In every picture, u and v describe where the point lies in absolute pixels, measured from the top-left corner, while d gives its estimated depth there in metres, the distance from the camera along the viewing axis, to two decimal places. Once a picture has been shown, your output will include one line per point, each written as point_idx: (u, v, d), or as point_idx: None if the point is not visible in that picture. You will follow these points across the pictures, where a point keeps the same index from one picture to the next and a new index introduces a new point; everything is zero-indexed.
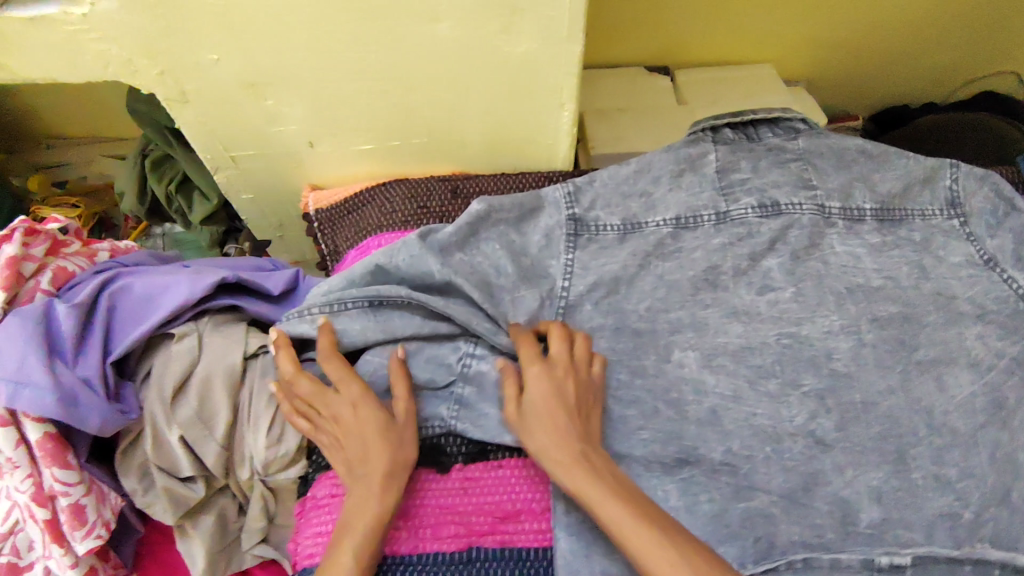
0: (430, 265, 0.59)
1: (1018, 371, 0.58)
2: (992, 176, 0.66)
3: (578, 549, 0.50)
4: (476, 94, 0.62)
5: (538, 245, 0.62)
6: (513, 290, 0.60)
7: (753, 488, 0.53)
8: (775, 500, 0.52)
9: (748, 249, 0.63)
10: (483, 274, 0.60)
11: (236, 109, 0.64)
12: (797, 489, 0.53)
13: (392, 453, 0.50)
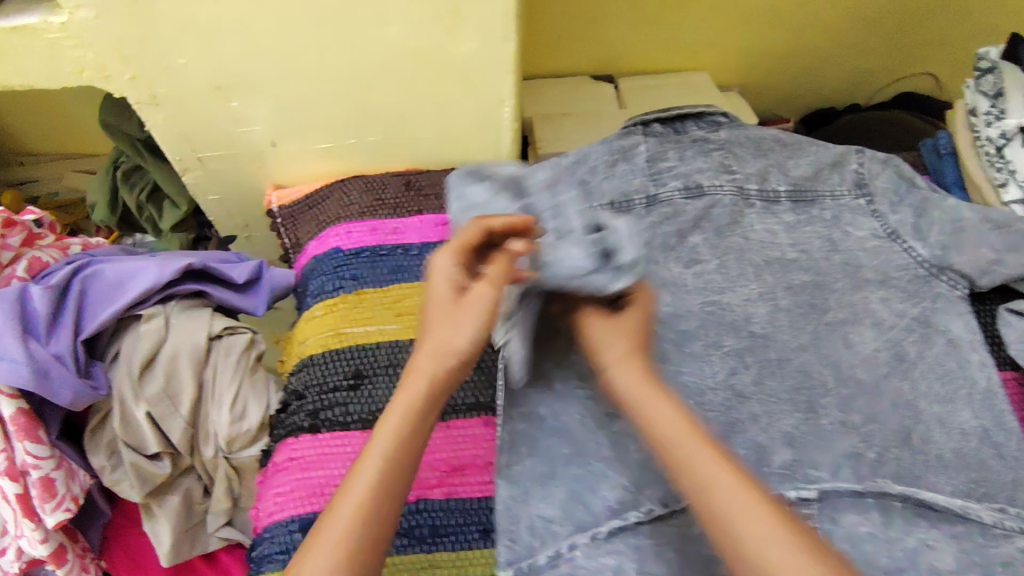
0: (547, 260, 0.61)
1: (917, 329, 0.64)
2: (894, 159, 0.73)
3: (517, 493, 0.56)
4: (424, 93, 0.67)
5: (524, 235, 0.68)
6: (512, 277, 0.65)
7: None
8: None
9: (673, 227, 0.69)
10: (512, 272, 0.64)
11: (203, 110, 0.69)
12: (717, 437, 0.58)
13: (431, 336, 0.48)
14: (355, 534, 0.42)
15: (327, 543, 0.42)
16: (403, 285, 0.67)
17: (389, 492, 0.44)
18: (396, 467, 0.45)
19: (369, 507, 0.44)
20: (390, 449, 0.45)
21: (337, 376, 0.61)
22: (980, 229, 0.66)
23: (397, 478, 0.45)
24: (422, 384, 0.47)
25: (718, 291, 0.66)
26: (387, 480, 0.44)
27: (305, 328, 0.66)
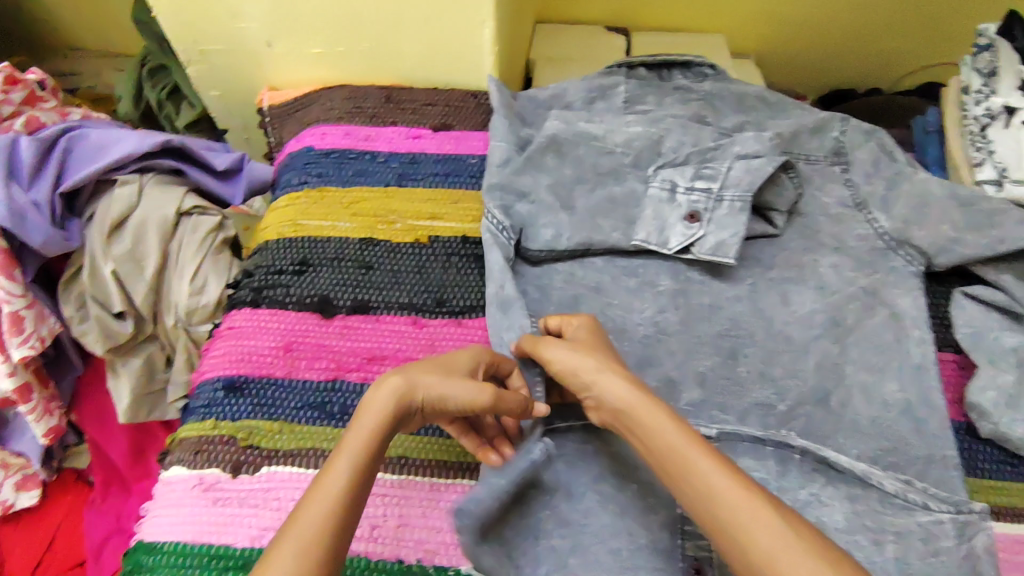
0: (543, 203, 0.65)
1: (863, 298, 0.63)
2: (878, 131, 0.71)
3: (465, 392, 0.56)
4: (409, 6, 0.69)
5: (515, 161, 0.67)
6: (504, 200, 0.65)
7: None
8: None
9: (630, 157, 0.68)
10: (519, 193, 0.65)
11: (204, 2, 0.73)
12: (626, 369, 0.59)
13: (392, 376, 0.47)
14: (308, 556, 0.38)
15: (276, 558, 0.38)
16: (363, 187, 0.70)
17: (337, 516, 0.40)
18: (353, 490, 0.42)
19: (320, 530, 0.39)
20: (356, 460, 0.43)
21: (284, 260, 0.65)
22: (944, 205, 0.63)
23: (354, 501, 0.41)
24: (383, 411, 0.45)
25: (660, 233, 0.65)
26: (343, 497, 0.41)
27: (268, 217, 0.70)
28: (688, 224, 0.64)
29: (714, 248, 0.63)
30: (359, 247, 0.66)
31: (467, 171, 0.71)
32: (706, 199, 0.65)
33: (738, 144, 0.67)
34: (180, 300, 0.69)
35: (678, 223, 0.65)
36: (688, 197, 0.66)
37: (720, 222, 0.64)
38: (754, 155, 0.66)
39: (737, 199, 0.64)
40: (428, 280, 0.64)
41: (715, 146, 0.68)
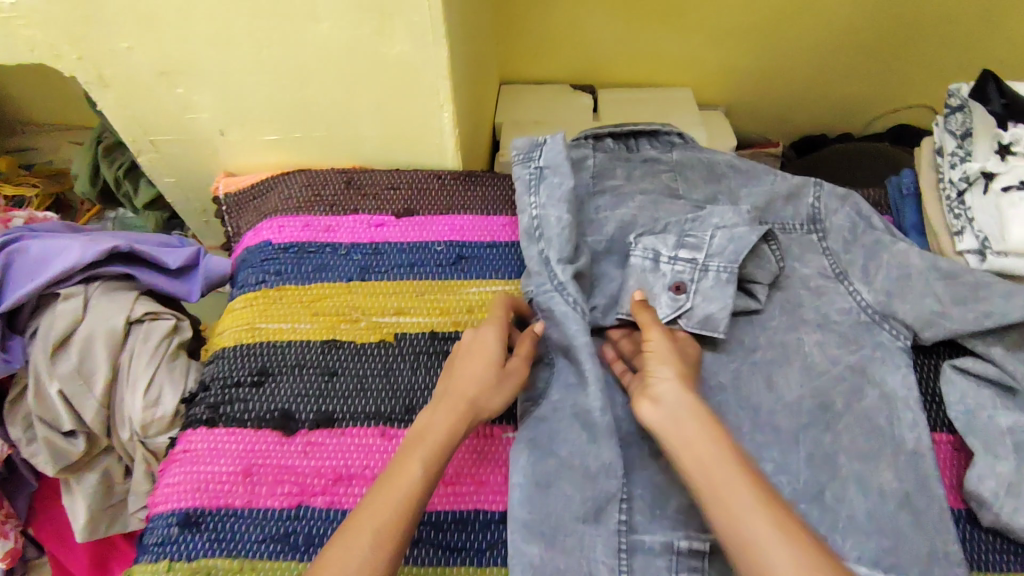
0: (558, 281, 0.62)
1: (851, 379, 0.61)
2: (853, 196, 0.69)
3: None
4: (365, 91, 0.66)
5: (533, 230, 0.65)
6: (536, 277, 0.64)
7: (572, 469, 0.54)
8: (582, 485, 0.53)
9: (604, 240, 0.67)
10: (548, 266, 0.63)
11: (151, 95, 0.70)
12: (599, 468, 0.54)
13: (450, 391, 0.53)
14: (384, 544, 0.44)
15: (346, 542, 0.44)
16: (325, 283, 0.66)
17: (403, 513, 0.46)
18: (420, 494, 0.47)
19: (390, 524, 0.45)
20: (431, 457, 0.49)
21: (242, 371, 0.61)
22: (926, 277, 0.61)
23: (420, 502, 0.47)
24: (450, 424, 0.51)
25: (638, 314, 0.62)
26: (412, 499, 0.47)
27: (225, 319, 0.66)
28: (675, 296, 0.62)
29: (703, 321, 0.61)
30: (321, 352, 0.62)
31: (433, 259, 0.68)
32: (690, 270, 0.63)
33: (716, 219, 0.65)
34: (135, 414, 0.65)
35: (664, 294, 0.63)
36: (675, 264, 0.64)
37: (711, 293, 0.62)
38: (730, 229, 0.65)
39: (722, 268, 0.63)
40: (396, 383, 0.61)
41: (693, 219, 0.66)
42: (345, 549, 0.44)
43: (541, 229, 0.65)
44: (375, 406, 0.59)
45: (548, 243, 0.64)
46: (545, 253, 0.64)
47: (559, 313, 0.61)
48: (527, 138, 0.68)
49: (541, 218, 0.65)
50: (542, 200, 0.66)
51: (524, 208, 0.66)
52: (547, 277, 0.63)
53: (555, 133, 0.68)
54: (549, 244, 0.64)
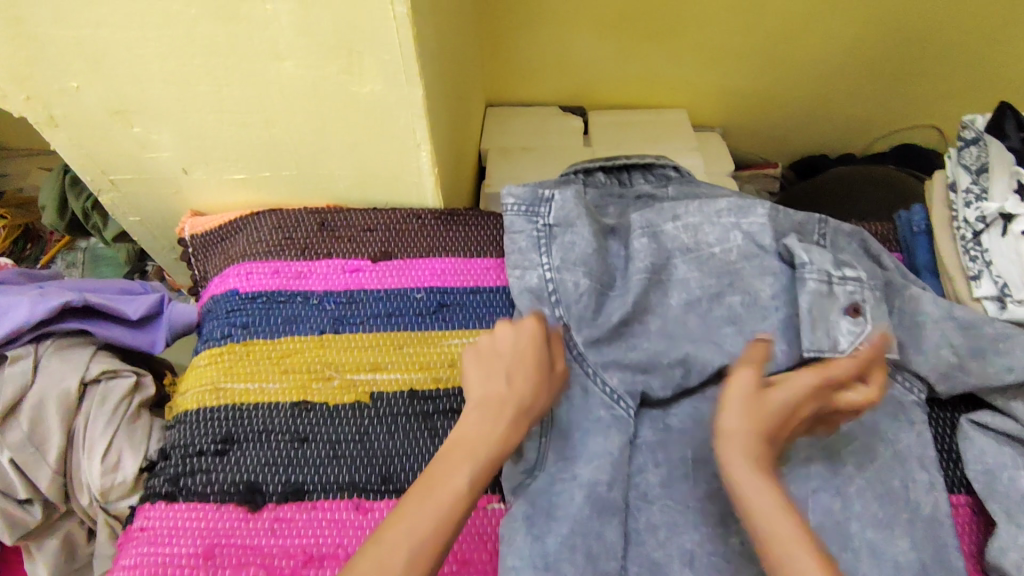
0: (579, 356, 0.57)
1: (862, 437, 0.56)
2: (860, 232, 0.65)
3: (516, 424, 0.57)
4: (336, 130, 0.62)
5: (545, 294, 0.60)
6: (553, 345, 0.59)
7: (573, 551, 0.48)
8: (583, 569, 0.48)
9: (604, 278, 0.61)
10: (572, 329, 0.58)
11: (109, 136, 0.65)
12: (600, 549, 0.49)
13: (487, 390, 0.49)
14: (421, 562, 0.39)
15: (378, 556, 0.39)
16: (295, 337, 0.62)
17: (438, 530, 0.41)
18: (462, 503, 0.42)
19: (426, 540, 0.40)
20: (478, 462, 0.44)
21: (204, 438, 0.57)
22: (942, 326, 0.57)
23: (460, 511, 0.42)
24: (495, 429, 0.46)
25: (686, 369, 0.57)
26: (450, 509, 0.42)
27: (187, 378, 0.61)
28: (854, 319, 0.56)
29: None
30: (290, 415, 0.58)
31: (411, 308, 0.64)
32: (826, 293, 0.56)
33: (810, 266, 0.57)
34: (92, 482, 0.60)
35: (839, 319, 0.56)
36: (815, 277, 0.56)
37: (876, 318, 0.56)
38: (855, 278, 0.57)
39: (860, 292, 0.57)
40: (371, 449, 0.56)
41: (805, 263, 0.57)
42: (378, 566, 0.39)
43: (558, 294, 0.60)
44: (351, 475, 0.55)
45: (567, 309, 0.59)
46: (563, 321, 0.59)
47: (579, 385, 0.57)
48: (514, 195, 0.64)
49: (557, 283, 0.60)
50: (556, 262, 0.61)
51: (536, 267, 0.62)
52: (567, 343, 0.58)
53: (562, 189, 0.63)
54: (565, 310, 0.59)
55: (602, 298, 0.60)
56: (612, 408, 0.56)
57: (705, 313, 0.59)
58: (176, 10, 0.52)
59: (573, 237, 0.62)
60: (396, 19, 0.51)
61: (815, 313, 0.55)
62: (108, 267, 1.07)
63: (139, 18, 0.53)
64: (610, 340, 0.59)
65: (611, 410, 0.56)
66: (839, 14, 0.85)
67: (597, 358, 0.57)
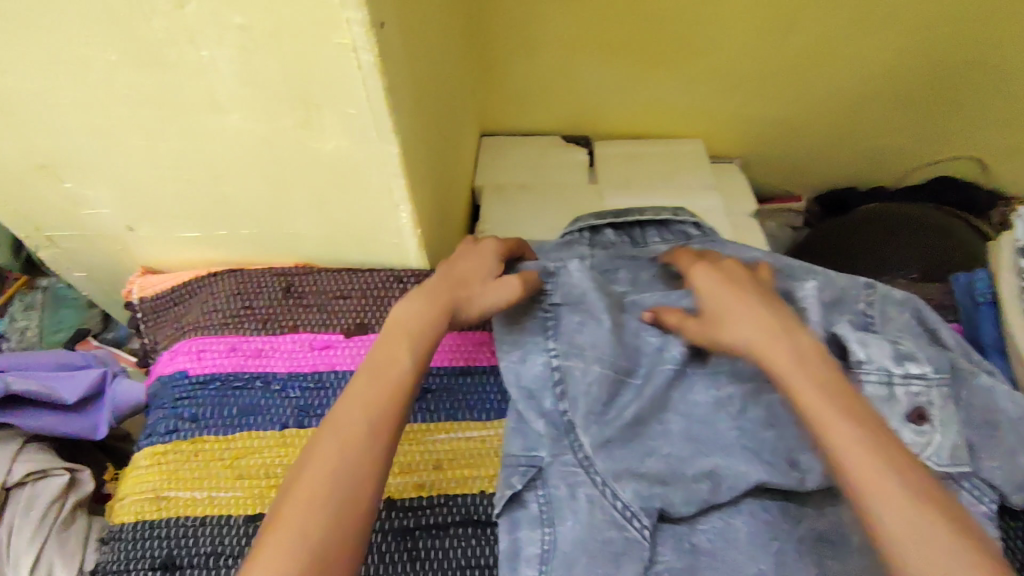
0: (586, 467, 0.48)
1: None
2: (914, 299, 0.56)
3: (509, 549, 0.47)
4: (299, 187, 0.53)
5: (550, 389, 0.51)
6: (558, 452, 0.49)
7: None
8: None
9: (620, 361, 0.51)
10: (581, 434, 0.49)
11: (38, 192, 0.56)
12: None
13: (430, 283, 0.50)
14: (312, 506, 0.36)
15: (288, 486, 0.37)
16: (253, 434, 0.53)
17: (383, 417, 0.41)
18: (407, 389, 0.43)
19: (317, 487, 0.37)
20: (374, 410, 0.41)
21: (141, 565, 0.48)
22: (1019, 428, 0.49)
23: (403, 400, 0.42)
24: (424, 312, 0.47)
25: (714, 483, 0.48)
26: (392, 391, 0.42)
27: (125, 481, 0.52)
28: (919, 427, 0.48)
29: (952, 455, 0.48)
30: (241, 535, 0.48)
31: None
32: (885, 397, 0.48)
33: (867, 364, 0.48)
34: None
35: (902, 428, 0.48)
36: (873, 378, 0.48)
37: (948, 422, 0.48)
38: (920, 376, 0.48)
39: (925, 393, 0.48)
40: None
41: (863, 359, 0.49)
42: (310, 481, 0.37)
43: (564, 383, 0.51)
44: None
45: (572, 403, 0.50)
46: (567, 418, 0.50)
47: (585, 499, 0.47)
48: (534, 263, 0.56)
49: (564, 373, 0.51)
50: (563, 346, 0.52)
51: (540, 352, 0.53)
52: (569, 446, 0.49)
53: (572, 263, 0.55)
54: (570, 404, 0.50)
55: (614, 390, 0.51)
56: (624, 530, 0.46)
57: (740, 415, 0.50)
58: (94, 57, 0.43)
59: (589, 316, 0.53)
60: (362, 68, 0.42)
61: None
62: (72, 310, 0.94)
63: (52, 65, 0.44)
64: (622, 442, 0.49)
65: (624, 532, 0.46)
66: (874, 35, 0.75)
67: (605, 465, 0.48)
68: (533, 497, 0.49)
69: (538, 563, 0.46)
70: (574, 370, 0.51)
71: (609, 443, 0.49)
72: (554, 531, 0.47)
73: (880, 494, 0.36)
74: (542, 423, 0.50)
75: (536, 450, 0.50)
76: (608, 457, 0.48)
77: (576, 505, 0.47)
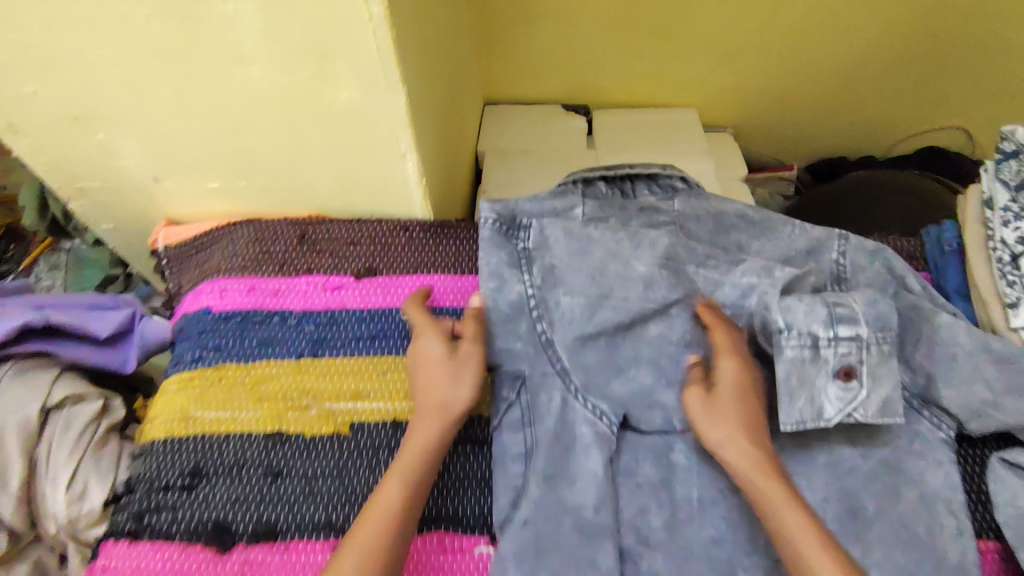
0: (563, 378, 0.54)
1: (882, 478, 0.52)
2: (884, 250, 0.60)
3: (518, 448, 0.52)
4: (313, 137, 0.57)
5: (528, 317, 0.56)
6: (540, 367, 0.55)
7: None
8: None
9: (599, 287, 0.55)
10: (565, 350, 0.55)
11: (71, 143, 0.61)
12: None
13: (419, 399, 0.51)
14: None
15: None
16: (270, 361, 0.58)
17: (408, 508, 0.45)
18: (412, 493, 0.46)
19: None
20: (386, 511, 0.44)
21: (170, 471, 0.53)
22: (975, 359, 0.52)
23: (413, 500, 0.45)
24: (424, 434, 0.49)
25: (665, 412, 0.54)
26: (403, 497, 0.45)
27: (156, 403, 0.58)
28: (844, 384, 0.51)
29: (880, 409, 0.51)
30: (264, 446, 0.54)
31: (397, 330, 0.59)
32: (811, 358, 0.51)
33: (790, 331, 0.52)
34: (63, 509, 0.56)
35: (829, 384, 0.52)
36: (795, 343, 0.51)
37: (883, 376, 0.52)
38: (850, 338, 0.51)
39: (855, 353, 0.52)
40: (350, 486, 0.52)
41: (784, 326, 0.52)
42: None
43: (539, 310, 0.56)
44: (339, 514, 0.51)
45: (550, 324, 0.55)
46: (545, 337, 0.55)
47: (558, 400, 0.54)
48: (524, 214, 0.62)
49: (541, 299, 0.56)
50: (535, 280, 0.57)
51: (516, 280, 0.57)
52: (548, 359, 0.55)
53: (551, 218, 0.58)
54: (548, 327, 0.56)
55: (593, 307, 0.55)
56: (595, 425, 0.53)
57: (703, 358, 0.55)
58: (127, 11, 0.47)
59: (566, 253, 0.57)
60: (373, 20, 0.46)
61: (797, 379, 0.51)
62: (93, 269, 0.99)
63: (89, 19, 0.48)
64: (598, 353, 0.55)
65: (594, 426, 0.53)
66: (862, 5, 0.79)
67: (581, 376, 0.54)
68: (528, 400, 0.54)
69: (522, 459, 0.52)
70: (553, 295, 0.56)
71: (581, 356, 0.54)
72: (546, 434, 0.52)
73: (811, 553, 0.41)
74: (522, 336, 0.56)
75: (517, 364, 0.55)
76: (582, 370, 0.54)
77: (563, 412, 0.53)
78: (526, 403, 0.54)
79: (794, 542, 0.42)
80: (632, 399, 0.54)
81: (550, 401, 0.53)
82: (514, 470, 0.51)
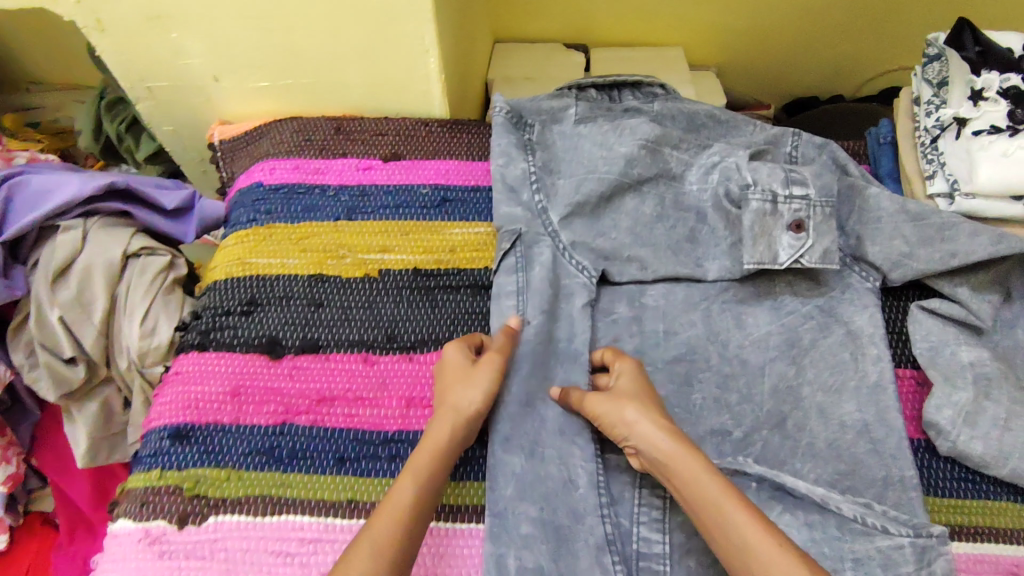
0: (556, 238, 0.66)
1: (817, 317, 0.63)
2: (831, 144, 0.70)
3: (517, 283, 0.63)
4: (353, 35, 0.69)
5: (529, 189, 0.67)
6: (535, 229, 0.66)
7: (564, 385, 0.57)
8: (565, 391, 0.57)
9: (585, 167, 0.67)
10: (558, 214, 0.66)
11: (147, 42, 0.72)
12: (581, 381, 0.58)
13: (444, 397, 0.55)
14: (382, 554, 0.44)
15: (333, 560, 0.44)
16: (313, 222, 0.69)
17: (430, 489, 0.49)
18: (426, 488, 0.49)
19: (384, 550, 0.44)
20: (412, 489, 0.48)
21: (231, 300, 0.64)
22: (895, 220, 0.63)
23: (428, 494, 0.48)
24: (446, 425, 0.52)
25: (640, 264, 0.66)
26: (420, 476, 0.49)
27: (218, 255, 0.69)
28: (795, 235, 0.62)
29: (822, 256, 0.62)
30: (309, 283, 0.65)
31: (418, 201, 0.71)
32: (771, 211, 0.63)
33: (755, 187, 0.63)
34: (138, 337, 0.67)
35: (783, 234, 0.63)
36: (759, 197, 0.63)
37: (820, 232, 0.62)
38: (802, 197, 0.63)
39: (804, 210, 0.62)
40: (379, 314, 0.64)
41: (752, 182, 0.64)
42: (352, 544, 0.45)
43: (539, 184, 0.68)
44: (371, 334, 0.63)
45: (547, 196, 0.67)
46: (541, 206, 0.67)
47: (547, 256, 0.65)
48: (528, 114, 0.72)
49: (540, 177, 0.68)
50: (536, 160, 0.69)
51: (522, 160, 0.69)
52: (541, 224, 0.66)
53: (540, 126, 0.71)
54: (545, 198, 0.67)
55: (580, 180, 0.67)
56: (578, 277, 0.64)
57: (673, 224, 0.66)
58: None
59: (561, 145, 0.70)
60: None
61: (758, 229, 0.63)
62: None
63: None
64: (582, 222, 0.66)
65: (576, 278, 0.64)
66: None
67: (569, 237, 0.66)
68: (527, 248, 0.65)
69: (513, 295, 0.63)
70: (547, 176, 0.68)
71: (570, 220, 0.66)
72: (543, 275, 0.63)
73: (735, 516, 0.45)
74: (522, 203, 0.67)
75: (517, 223, 0.66)
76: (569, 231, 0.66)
77: (554, 263, 0.65)
78: (527, 250, 0.65)
79: (727, 516, 0.45)
80: (613, 251, 0.66)
81: (543, 256, 0.65)
82: (509, 302, 0.62)
